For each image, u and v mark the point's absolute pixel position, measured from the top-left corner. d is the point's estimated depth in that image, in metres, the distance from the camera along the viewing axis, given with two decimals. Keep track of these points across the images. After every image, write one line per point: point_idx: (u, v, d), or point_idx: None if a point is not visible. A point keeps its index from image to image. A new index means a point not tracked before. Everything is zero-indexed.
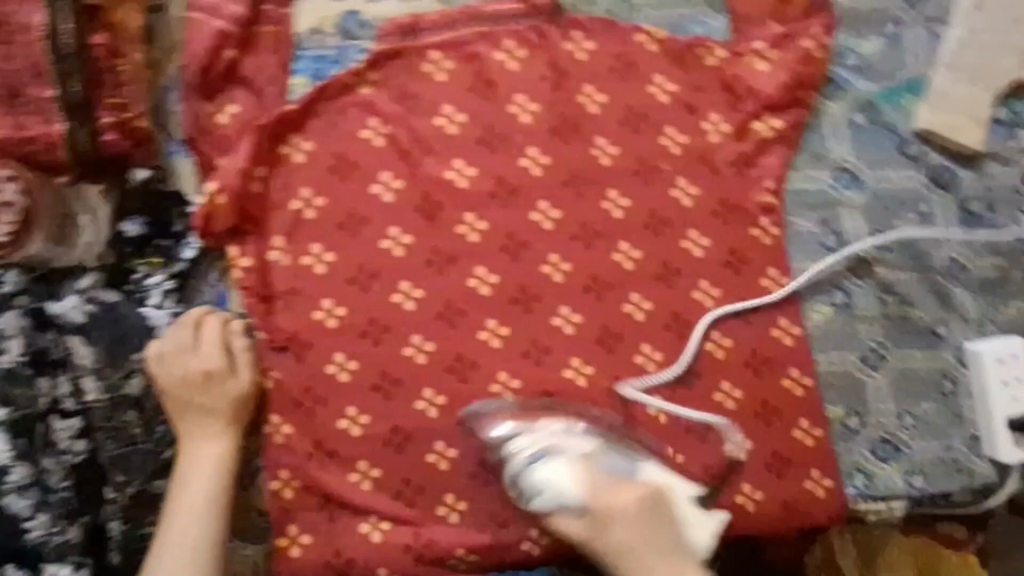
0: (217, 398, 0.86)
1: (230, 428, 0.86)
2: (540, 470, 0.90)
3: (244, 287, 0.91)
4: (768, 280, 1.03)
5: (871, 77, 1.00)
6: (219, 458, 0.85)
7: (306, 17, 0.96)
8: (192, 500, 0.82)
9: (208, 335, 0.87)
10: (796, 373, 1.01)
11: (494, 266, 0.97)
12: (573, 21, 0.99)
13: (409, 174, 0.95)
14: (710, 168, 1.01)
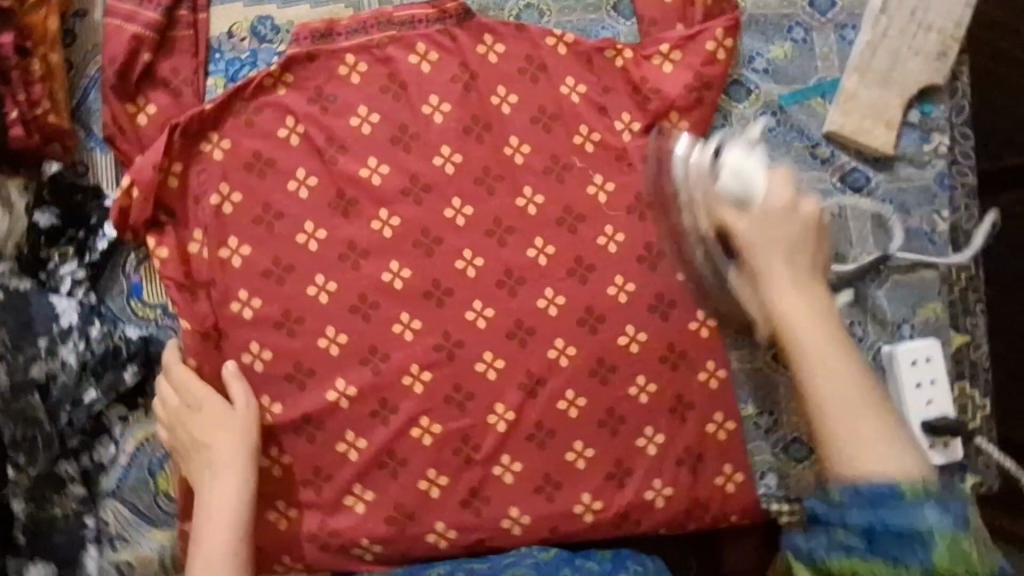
0: (209, 433, 0.87)
1: (232, 462, 0.86)
2: (727, 157, 0.86)
3: (164, 277, 0.90)
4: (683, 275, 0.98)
5: (781, 79, 1.00)
6: (230, 493, 0.85)
7: (219, 23, 0.95)
8: (213, 548, 0.82)
9: (195, 381, 0.89)
10: (711, 366, 0.98)
11: (407, 259, 0.95)
12: (485, 28, 0.97)
13: (318, 171, 0.94)
14: (627, 165, 0.98)
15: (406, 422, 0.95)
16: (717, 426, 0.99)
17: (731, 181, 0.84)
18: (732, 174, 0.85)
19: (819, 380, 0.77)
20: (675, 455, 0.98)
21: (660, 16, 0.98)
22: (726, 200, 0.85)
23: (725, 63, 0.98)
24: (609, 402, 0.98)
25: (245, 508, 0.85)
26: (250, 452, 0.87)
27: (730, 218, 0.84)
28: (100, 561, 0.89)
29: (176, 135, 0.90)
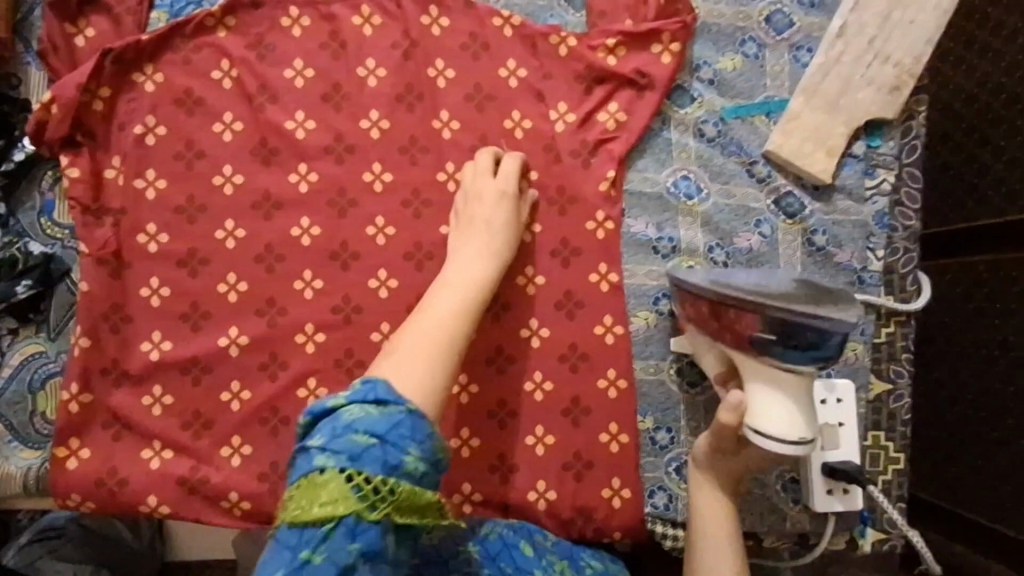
0: (489, 205, 0.89)
1: (485, 236, 0.88)
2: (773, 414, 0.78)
3: (72, 198, 0.91)
4: (597, 277, 0.96)
5: (726, 91, 0.98)
6: (473, 272, 0.84)
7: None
8: (454, 292, 0.81)
9: (487, 178, 0.92)
10: (612, 373, 0.95)
11: (319, 217, 0.94)
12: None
13: (245, 118, 0.94)
14: (557, 155, 0.96)
15: (292, 380, 0.93)
16: (612, 436, 0.95)
17: (761, 415, 0.78)
18: (783, 407, 0.78)
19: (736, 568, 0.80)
20: (565, 458, 0.95)
21: (609, 8, 0.97)
22: (763, 414, 0.78)
23: (669, 65, 0.95)
24: (503, 393, 0.95)
25: (484, 284, 0.84)
26: (507, 232, 0.89)
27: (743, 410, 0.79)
28: None
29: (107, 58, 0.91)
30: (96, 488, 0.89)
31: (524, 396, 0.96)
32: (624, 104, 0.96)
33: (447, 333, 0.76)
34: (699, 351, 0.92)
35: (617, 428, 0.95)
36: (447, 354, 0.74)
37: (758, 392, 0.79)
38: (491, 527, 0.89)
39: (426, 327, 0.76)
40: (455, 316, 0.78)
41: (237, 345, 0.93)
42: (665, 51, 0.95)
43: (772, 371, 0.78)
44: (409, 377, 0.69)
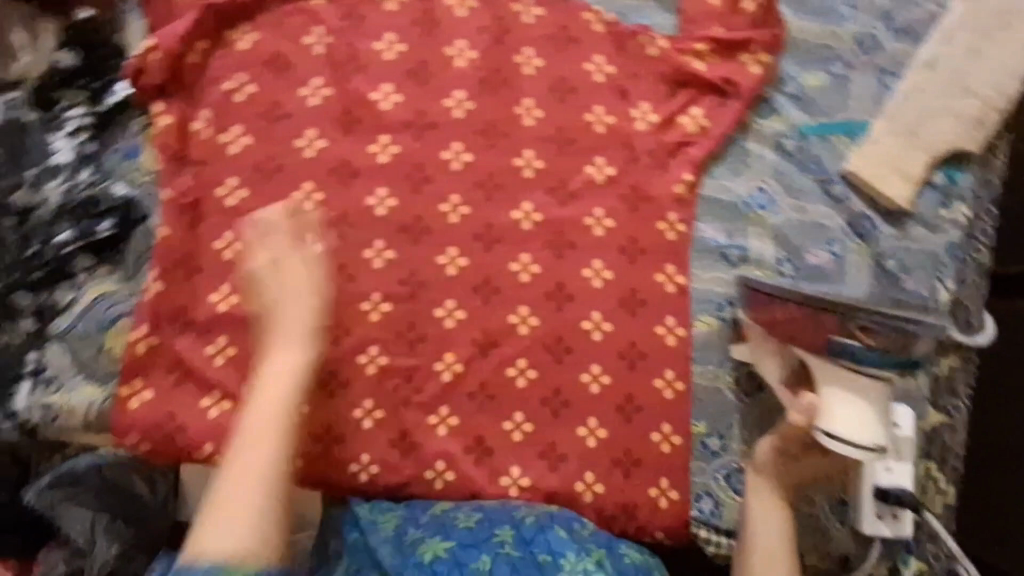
0: (280, 291, 0.89)
1: (301, 321, 0.88)
2: (853, 419, 0.85)
3: (159, 144, 0.93)
4: (663, 277, 0.96)
5: (808, 108, 0.99)
6: (291, 386, 0.86)
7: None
8: (276, 387, 0.85)
9: (299, 259, 0.90)
10: (670, 374, 0.96)
11: (395, 189, 0.95)
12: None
13: (333, 85, 0.95)
14: (636, 153, 0.96)
15: (353, 345, 0.94)
16: (663, 436, 0.96)
17: (836, 418, 0.85)
18: (858, 411, 0.85)
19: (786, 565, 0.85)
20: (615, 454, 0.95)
21: (700, 15, 0.98)
22: (841, 417, 0.85)
23: (756, 76, 0.97)
24: (559, 381, 0.96)
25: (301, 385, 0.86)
26: (319, 283, 0.90)
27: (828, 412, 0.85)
28: (31, 398, 0.89)
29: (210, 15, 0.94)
30: (156, 430, 0.91)
31: (579, 387, 0.96)
32: (706, 110, 0.97)
33: (271, 480, 0.80)
34: (763, 359, 0.93)
35: (669, 428, 0.96)
36: (273, 507, 0.80)
37: (835, 396, 0.86)
38: (528, 511, 0.88)
39: (273, 475, 0.81)
40: (276, 463, 0.81)
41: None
42: (752, 63, 0.97)
43: (851, 377, 0.86)
44: (238, 536, 0.77)
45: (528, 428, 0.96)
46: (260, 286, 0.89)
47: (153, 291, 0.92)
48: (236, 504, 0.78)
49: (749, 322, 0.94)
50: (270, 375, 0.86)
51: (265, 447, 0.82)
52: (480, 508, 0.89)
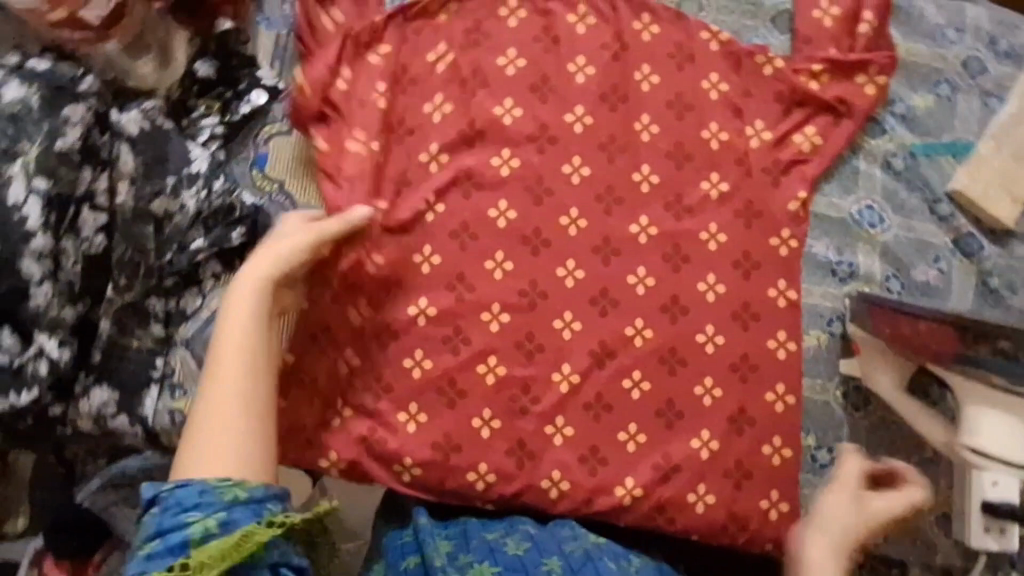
0: (260, 249, 0.82)
1: (261, 283, 0.80)
2: (998, 434, 0.85)
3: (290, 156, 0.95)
4: (775, 293, 0.98)
5: (917, 128, 1.01)
6: (264, 316, 0.79)
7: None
8: (233, 337, 0.77)
9: (279, 233, 0.84)
10: (781, 388, 0.97)
11: (515, 202, 0.97)
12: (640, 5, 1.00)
13: (457, 100, 0.97)
14: (750, 170, 0.99)
15: (473, 354, 0.95)
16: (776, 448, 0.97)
17: (981, 435, 0.86)
18: (1007, 427, 0.85)
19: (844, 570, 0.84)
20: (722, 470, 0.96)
21: (814, 35, 1.00)
22: (985, 433, 0.86)
23: (870, 95, 0.99)
24: (673, 393, 0.97)
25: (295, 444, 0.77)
26: (286, 271, 0.82)
27: (973, 427, 0.87)
28: (159, 403, 0.90)
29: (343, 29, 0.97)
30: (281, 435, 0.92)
31: (693, 399, 0.97)
32: (819, 128, 1.00)
33: (245, 410, 0.74)
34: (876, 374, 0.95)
35: (780, 441, 0.97)
36: (265, 439, 0.74)
37: (983, 412, 0.86)
38: (576, 544, 0.89)
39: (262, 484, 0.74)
40: (260, 391, 0.76)
41: (422, 315, 0.95)
42: (866, 83, 1.00)
43: (999, 394, 0.85)
44: (224, 459, 0.71)
45: (641, 438, 0.97)
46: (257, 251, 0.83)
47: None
48: (209, 421, 0.73)
49: (864, 336, 0.96)
50: (236, 291, 0.79)
51: (239, 341, 0.77)
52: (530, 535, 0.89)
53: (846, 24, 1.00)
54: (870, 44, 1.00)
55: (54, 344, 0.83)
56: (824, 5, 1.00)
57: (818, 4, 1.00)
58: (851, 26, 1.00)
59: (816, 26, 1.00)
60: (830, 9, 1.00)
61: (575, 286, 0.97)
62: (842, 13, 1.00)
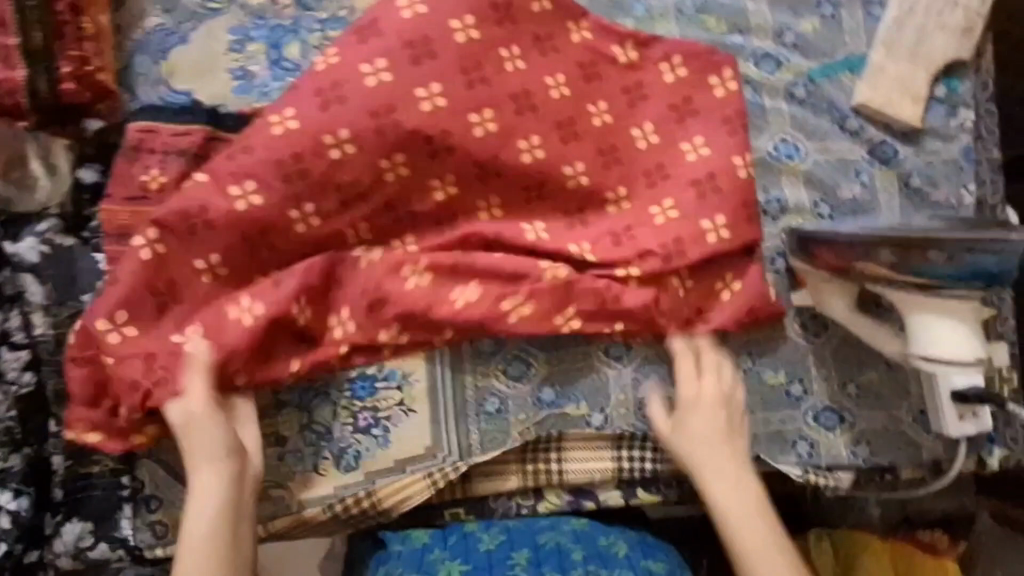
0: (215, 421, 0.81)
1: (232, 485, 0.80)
2: (921, 334, 0.91)
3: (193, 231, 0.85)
4: (710, 233, 0.94)
5: (811, 53, 1.03)
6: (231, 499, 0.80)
7: (224, 15, 0.95)
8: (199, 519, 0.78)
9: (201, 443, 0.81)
10: (737, 336, 1.00)
11: (432, 233, 0.95)
12: (295, 148, 0.87)
13: (204, 322, 0.86)
14: (679, 122, 0.97)
15: (441, 381, 0.96)
16: (686, 291, 0.96)
17: (936, 343, 0.91)
18: (950, 332, 0.90)
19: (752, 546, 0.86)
20: (669, 301, 0.95)
21: (497, 101, 0.92)
22: (932, 340, 0.91)
23: (577, 195, 0.96)
24: (645, 371, 0.99)
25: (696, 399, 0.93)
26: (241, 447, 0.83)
27: (915, 333, 0.92)
28: (136, 521, 0.87)
29: (204, 113, 0.91)
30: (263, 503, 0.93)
31: (665, 372, 0.99)
32: (735, 73, 0.98)
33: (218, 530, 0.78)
34: (826, 299, 0.97)
35: (748, 386, 1.00)
36: None
37: (922, 322, 0.91)
38: (551, 534, 0.92)
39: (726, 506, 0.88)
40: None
41: (361, 360, 0.94)
42: (609, 105, 0.97)
43: (941, 301, 0.89)
44: None
45: (611, 423, 0.98)
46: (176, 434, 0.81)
47: (126, 340, 0.83)
48: None
49: (808, 269, 0.96)
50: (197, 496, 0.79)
51: (210, 521, 0.78)
52: (507, 529, 0.94)
53: (545, 117, 0.94)
54: (604, 87, 0.97)
55: (9, 498, 0.82)
56: (479, 110, 0.91)
57: (545, 81, 0.95)
58: (652, 52, 0.99)
59: (482, 145, 0.92)
60: (512, 51, 0.93)
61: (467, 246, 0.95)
62: (506, 95, 0.93)
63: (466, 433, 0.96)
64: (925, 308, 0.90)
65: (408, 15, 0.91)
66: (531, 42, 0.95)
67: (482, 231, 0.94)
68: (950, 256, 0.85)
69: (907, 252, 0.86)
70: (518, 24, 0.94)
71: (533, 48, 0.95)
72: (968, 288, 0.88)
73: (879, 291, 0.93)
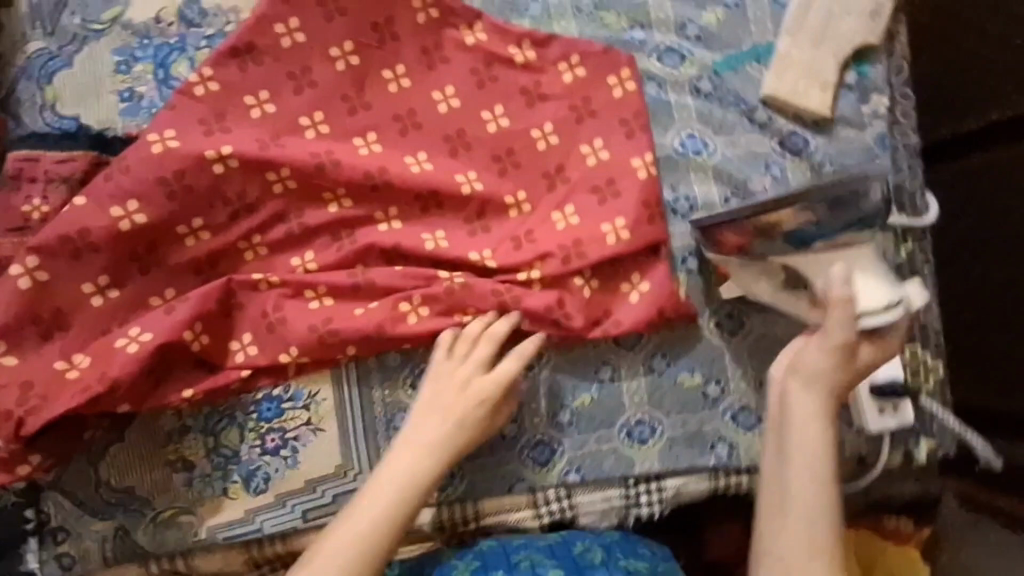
0: (472, 370, 0.90)
1: (462, 412, 0.88)
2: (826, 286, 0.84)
3: (77, 257, 0.85)
4: (607, 234, 0.93)
5: (715, 45, 1.01)
6: (456, 422, 0.87)
7: (108, 37, 0.95)
8: (423, 434, 0.87)
9: (472, 371, 0.90)
10: (650, 337, 0.98)
11: (332, 248, 0.94)
12: (177, 166, 0.88)
13: (92, 352, 0.85)
14: (574, 125, 0.97)
15: (349, 400, 0.95)
16: (591, 293, 0.95)
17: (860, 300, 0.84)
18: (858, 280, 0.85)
19: (782, 519, 0.80)
20: (575, 305, 0.93)
21: (380, 124, 0.95)
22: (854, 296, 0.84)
23: (471, 201, 0.96)
24: (560, 379, 0.98)
25: (840, 363, 0.82)
26: (494, 383, 0.89)
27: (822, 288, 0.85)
28: (42, 554, 0.90)
29: (88, 139, 0.92)
30: (169, 529, 0.91)
31: (577, 377, 0.98)
32: (633, 70, 0.97)
33: (411, 487, 0.84)
34: (750, 285, 0.93)
35: (663, 387, 0.98)
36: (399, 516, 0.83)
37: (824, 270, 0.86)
38: (526, 554, 0.89)
39: (799, 435, 0.82)
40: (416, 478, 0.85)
41: (266, 381, 0.93)
42: (507, 108, 0.97)
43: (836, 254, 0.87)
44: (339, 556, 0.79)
45: (524, 430, 0.97)
46: (440, 375, 0.90)
47: (3, 369, 0.83)
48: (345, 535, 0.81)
49: (721, 257, 0.93)
50: (422, 415, 0.88)
51: (431, 441, 0.86)
52: (481, 554, 0.90)
53: (432, 132, 0.96)
54: (500, 91, 0.97)
55: None
56: (364, 132, 0.95)
57: (433, 96, 0.97)
58: (549, 52, 0.98)
59: (369, 159, 0.93)
60: (396, 71, 0.96)
61: (367, 260, 0.95)
62: (390, 117, 0.96)
63: (377, 448, 0.95)
64: (826, 257, 0.87)
65: (287, 44, 0.93)
66: (417, 56, 0.97)
67: (382, 243, 0.94)
68: (802, 212, 0.85)
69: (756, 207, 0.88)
70: (402, 40, 0.96)
71: (420, 64, 0.97)
72: (846, 235, 0.87)
73: (783, 259, 0.89)
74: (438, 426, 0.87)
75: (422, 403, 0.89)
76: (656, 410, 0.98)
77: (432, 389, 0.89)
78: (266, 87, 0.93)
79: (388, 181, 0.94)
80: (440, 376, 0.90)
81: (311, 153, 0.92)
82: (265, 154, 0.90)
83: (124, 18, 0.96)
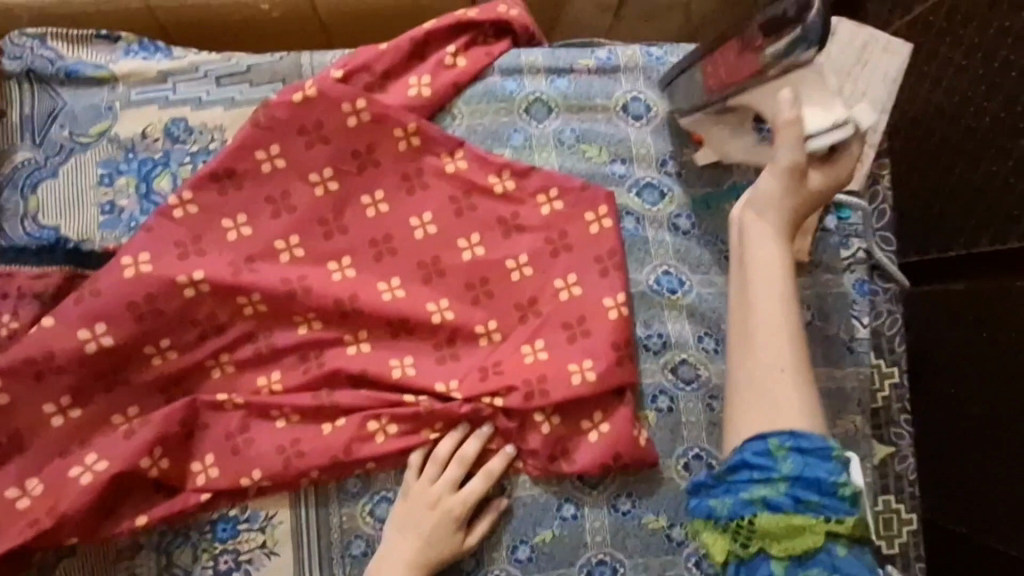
0: (444, 484, 0.91)
1: (441, 525, 0.89)
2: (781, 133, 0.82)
3: (41, 378, 0.86)
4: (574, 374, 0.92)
5: (694, 182, 1.02)
6: (434, 536, 0.89)
7: (94, 150, 0.97)
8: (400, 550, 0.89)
9: (445, 487, 0.91)
10: (616, 474, 0.96)
11: (299, 371, 0.94)
12: (147, 290, 0.89)
13: (49, 476, 0.85)
14: (548, 258, 0.96)
15: (304, 525, 0.93)
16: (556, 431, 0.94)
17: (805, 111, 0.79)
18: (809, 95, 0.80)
19: (754, 390, 0.73)
20: (534, 443, 0.94)
21: (355, 249, 0.96)
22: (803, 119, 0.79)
23: (442, 329, 0.95)
24: (523, 514, 0.95)
25: (789, 185, 0.76)
26: (467, 498, 0.91)
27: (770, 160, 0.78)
28: None
29: (65, 254, 0.93)
30: None
31: (540, 512, 0.95)
32: (610, 206, 0.97)
33: None
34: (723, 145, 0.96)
35: (627, 526, 0.95)
36: None
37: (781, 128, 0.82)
38: None
39: (750, 253, 0.77)
40: None
41: (224, 503, 0.92)
42: (483, 237, 0.97)
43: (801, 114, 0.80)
44: None
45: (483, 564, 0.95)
46: (415, 489, 0.91)
47: None
48: None
49: (697, 123, 0.97)
50: (397, 532, 0.90)
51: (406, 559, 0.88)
52: None
53: (407, 258, 0.96)
54: (477, 219, 0.97)
55: None
56: (338, 256, 0.95)
57: (410, 222, 0.97)
58: (528, 183, 0.98)
59: (340, 286, 0.93)
60: (375, 197, 0.97)
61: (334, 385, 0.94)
62: (365, 242, 0.96)
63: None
64: (778, 84, 0.81)
65: (267, 169, 0.94)
66: (396, 182, 0.97)
67: (349, 369, 0.93)
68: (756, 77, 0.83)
69: (747, 45, 0.84)
70: (382, 166, 0.97)
71: (399, 190, 0.98)
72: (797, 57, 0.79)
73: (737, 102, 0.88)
74: (411, 545, 0.89)
75: (395, 520, 0.91)
76: (619, 551, 0.95)
77: (407, 502, 0.91)
78: (243, 211, 0.94)
79: (358, 307, 0.93)
80: (415, 488, 0.91)
81: (283, 278, 0.92)
82: (236, 277, 0.91)
83: (111, 131, 0.97)
